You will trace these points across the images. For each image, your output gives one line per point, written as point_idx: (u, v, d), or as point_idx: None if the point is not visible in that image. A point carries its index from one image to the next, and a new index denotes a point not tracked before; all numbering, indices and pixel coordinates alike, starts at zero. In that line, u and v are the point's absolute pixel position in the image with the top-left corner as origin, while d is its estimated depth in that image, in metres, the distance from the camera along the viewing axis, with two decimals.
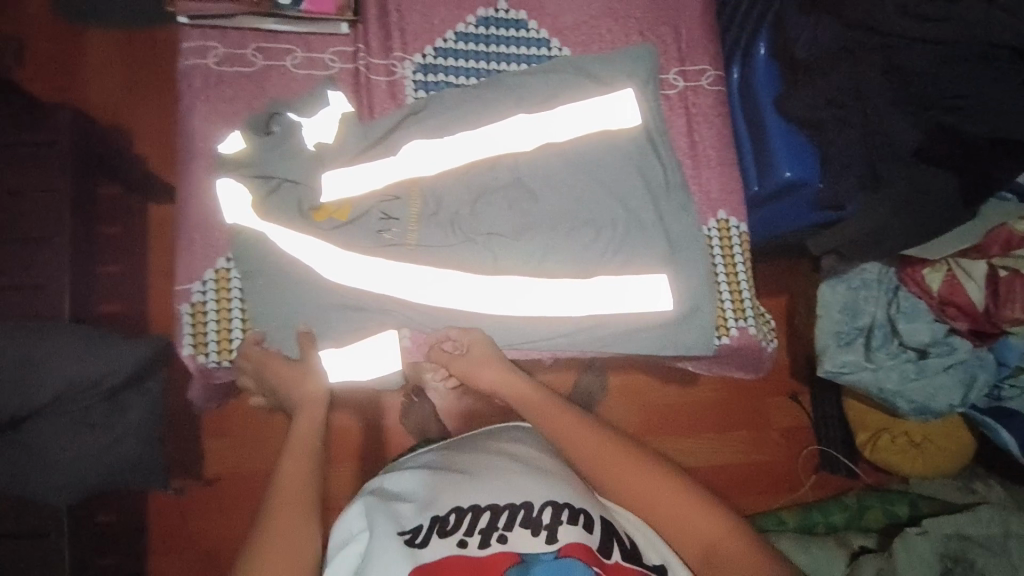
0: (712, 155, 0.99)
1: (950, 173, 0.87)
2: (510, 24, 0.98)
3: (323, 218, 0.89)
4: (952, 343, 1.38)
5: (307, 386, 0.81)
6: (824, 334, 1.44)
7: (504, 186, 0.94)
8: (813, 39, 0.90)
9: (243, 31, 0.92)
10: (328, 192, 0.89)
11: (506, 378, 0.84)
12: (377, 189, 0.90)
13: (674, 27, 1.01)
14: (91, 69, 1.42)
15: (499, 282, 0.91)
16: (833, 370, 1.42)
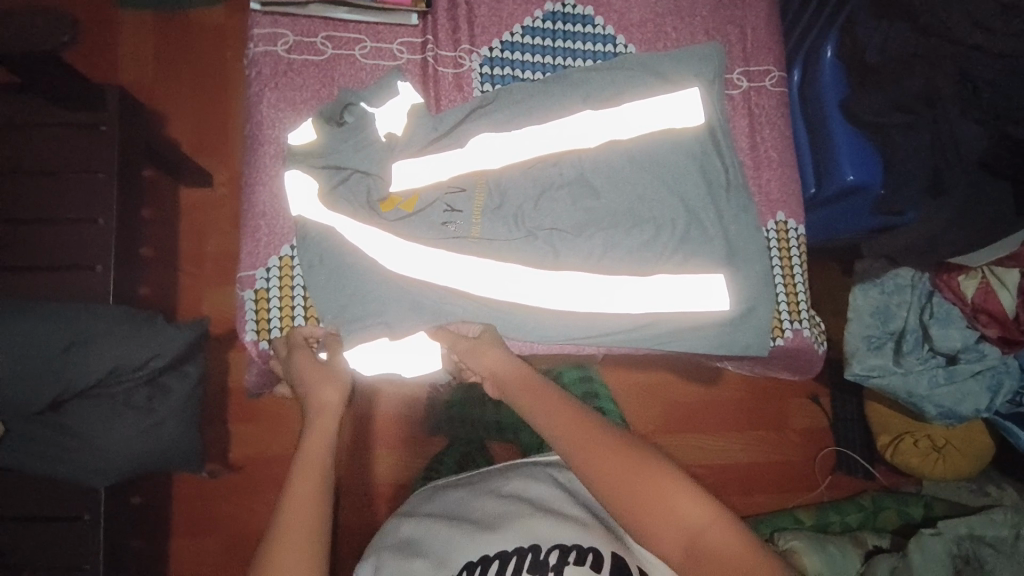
0: (773, 157, 0.99)
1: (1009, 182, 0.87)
2: (577, 19, 0.98)
3: (389, 208, 0.89)
4: (982, 350, 1.39)
5: (325, 396, 0.74)
6: (854, 337, 1.46)
7: (567, 182, 0.93)
8: (882, 43, 0.89)
9: (313, 19, 0.92)
10: (395, 182, 0.89)
11: (499, 362, 0.79)
12: (445, 179, 0.89)
13: (739, 28, 1.01)
14: (134, 47, 1.40)
15: (560, 278, 0.89)
16: (860, 373, 1.44)
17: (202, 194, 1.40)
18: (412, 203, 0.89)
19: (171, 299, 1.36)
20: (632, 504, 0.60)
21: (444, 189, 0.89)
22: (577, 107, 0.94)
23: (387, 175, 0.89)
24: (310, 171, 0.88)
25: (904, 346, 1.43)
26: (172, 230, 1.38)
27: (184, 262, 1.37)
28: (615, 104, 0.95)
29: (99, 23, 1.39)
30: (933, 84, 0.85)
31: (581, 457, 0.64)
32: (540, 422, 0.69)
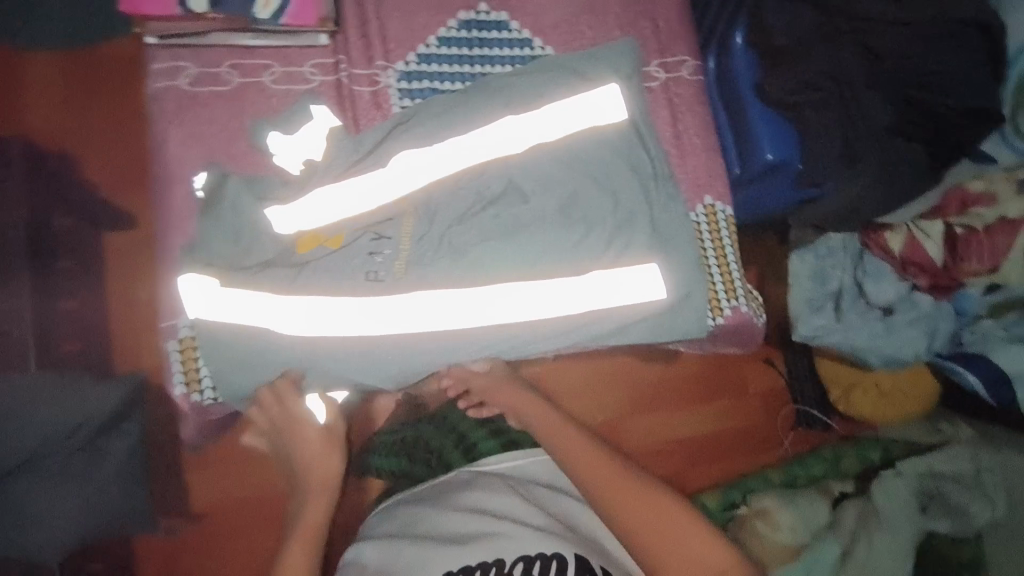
0: (697, 143, 1.02)
1: (920, 145, 0.94)
2: (492, 26, 0.98)
3: (309, 246, 0.86)
4: (915, 300, 1.46)
5: (327, 463, 0.89)
6: (799, 302, 1.49)
7: (493, 198, 0.93)
8: (789, 24, 0.93)
9: (216, 48, 0.87)
10: (312, 220, 0.86)
11: (523, 403, 0.92)
12: (370, 208, 0.88)
13: (652, 21, 1.03)
14: (32, 89, 1.30)
15: (497, 290, 0.89)
16: (807, 334, 1.47)
17: (123, 237, 1.30)
18: (332, 239, 0.87)
19: None
20: (664, 552, 0.75)
21: (365, 217, 0.88)
22: (502, 112, 0.95)
23: (294, 215, 0.86)
24: (223, 208, 0.85)
25: (846, 306, 1.47)
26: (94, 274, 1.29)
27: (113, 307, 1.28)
28: (539, 108, 0.95)
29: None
30: (839, 59, 0.91)
31: (614, 507, 0.78)
32: (575, 470, 0.82)
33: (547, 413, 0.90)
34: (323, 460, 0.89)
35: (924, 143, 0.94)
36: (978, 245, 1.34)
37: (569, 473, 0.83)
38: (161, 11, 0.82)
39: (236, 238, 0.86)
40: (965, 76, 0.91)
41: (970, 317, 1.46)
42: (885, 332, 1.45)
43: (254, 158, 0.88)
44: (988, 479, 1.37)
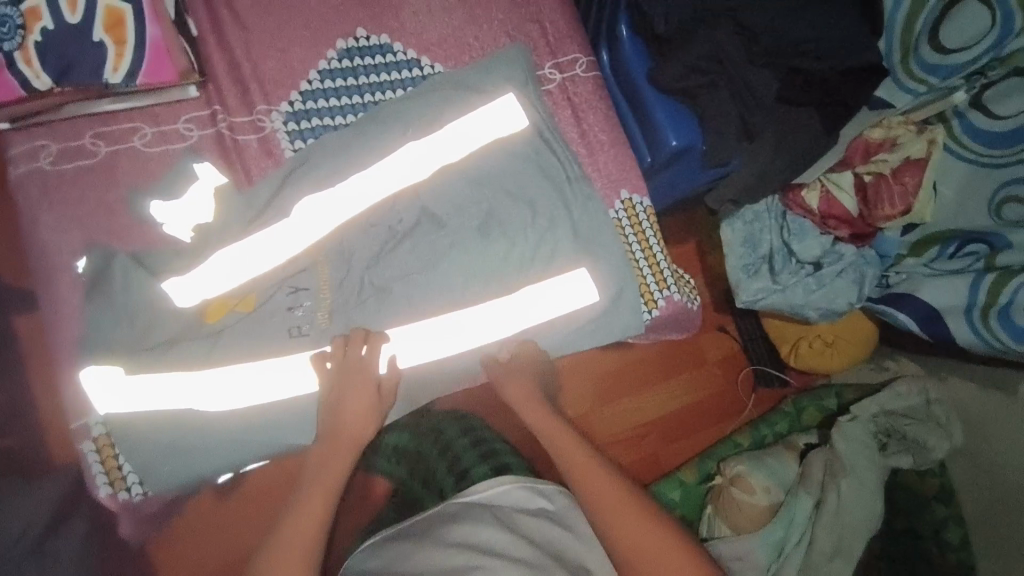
0: (603, 139, 1.01)
1: (811, 108, 0.97)
2: (375, 51, 0.94)
3: (220, 314, 0.81)
4: (839, 251, 1.45)
5: (355, 426, 0.80)
6: (735, 269, 1.47)
7: (409, 229, 0.89)
8: (666, 14, 0.94)
9: (74, 119, 0.80)
10: (218, 286, 0.81)
11: (527, 400, 0.90)
12: (278, 264, 0.83)
13: (539, 24, 1.02)
14: None
15: (434, 326, 0.87)
16: (749, 299, 1.44)
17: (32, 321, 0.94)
18: (241, 303, 0.82)
19: None
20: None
21: (278, 272, 0.83)
22: (401, 138, 0.91)
23: (193, 287, 0.80)
24: (110, 289, 0.79)
25: (777, 267, 1.46)
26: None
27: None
28: (438, 128, 0.92)
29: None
30: (718, 43, 0.92)
31: (626, 532, 0.75)
32: (588, 491, 0.80)
33: (556, 425, 0.89)
34: (355, 420, 0.79)
35: (815, 106, 0.97)
36: (891, 190, 1.33)
37: (582, 495, 0.80)
38: (7, 95, 0.72)
39: (135, 322, 0.79)
40: (842, 39, 0.93)
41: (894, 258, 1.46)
42: (817, 286, 1.45)
43: (138, 232, 0.82)
44: (940, 409, 1.40)
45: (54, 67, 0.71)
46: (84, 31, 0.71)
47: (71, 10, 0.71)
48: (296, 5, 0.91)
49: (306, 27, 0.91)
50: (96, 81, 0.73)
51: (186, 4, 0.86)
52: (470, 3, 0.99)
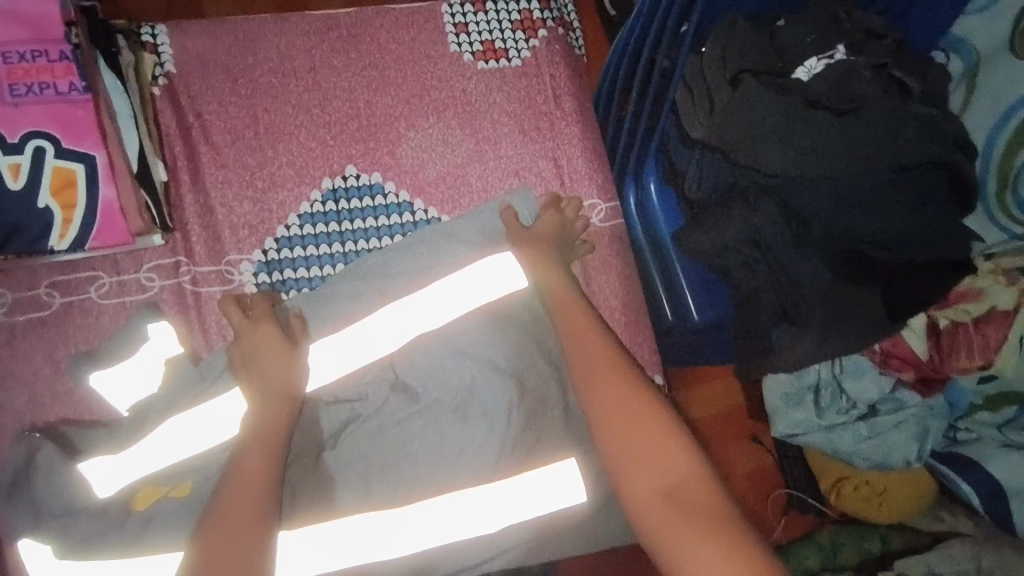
0: (616, 305, 0.87)
1: (877, 288, 0.77)
2: (363, 191, 0.84)
3: (148, 503, 0.68)
4: (901, 397, 1.03)
5: (275, 410, 0.68)
6: (773, 395, 1.07)
7: (380, 404, 0.79)
8: (700, 176, 0.80)
9: (31, 268, 0.74)
10: (157, 466, 0.70)
11: (546, 276, 0.78)
12: (221, 439, 0.71)
13: (555, 160, 0.89)
14: None
15: (426, 510, 0.74)
16: (787, 434, 1.06)
17: None
18: (175, 489, 0.68)
19: None
20: (627, 445, 0.63)
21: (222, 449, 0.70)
22: (383, 299, 0.82)
23: (119, 471, 0.69)
24: (32, 483, 0.68)
25: (823, 402, 1.04)
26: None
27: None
28: (432, 284, 0.82)
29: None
30: (756, 227, 0.77)
31: (592, 370, 0.69)
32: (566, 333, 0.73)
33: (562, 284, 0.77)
34: (275, 405, 0.69)
35: (882, 286, 0.77)
36: (967, 344, 0.93)
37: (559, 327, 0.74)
38: None
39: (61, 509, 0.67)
40: (918, 225, 0.75)
41: (966, 410, 1.06)
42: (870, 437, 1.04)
43: (80, 395, 0.74)
44: None
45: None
46: (27, 197, 0.65)
47: (13, 176, 0.64)
48: (282, 139, 0.82)
49: (290, 165, 0.82)
50: (41, 248, 0.67)
51: (161, 140, 0.79)
52: (478, 136, 0.88)
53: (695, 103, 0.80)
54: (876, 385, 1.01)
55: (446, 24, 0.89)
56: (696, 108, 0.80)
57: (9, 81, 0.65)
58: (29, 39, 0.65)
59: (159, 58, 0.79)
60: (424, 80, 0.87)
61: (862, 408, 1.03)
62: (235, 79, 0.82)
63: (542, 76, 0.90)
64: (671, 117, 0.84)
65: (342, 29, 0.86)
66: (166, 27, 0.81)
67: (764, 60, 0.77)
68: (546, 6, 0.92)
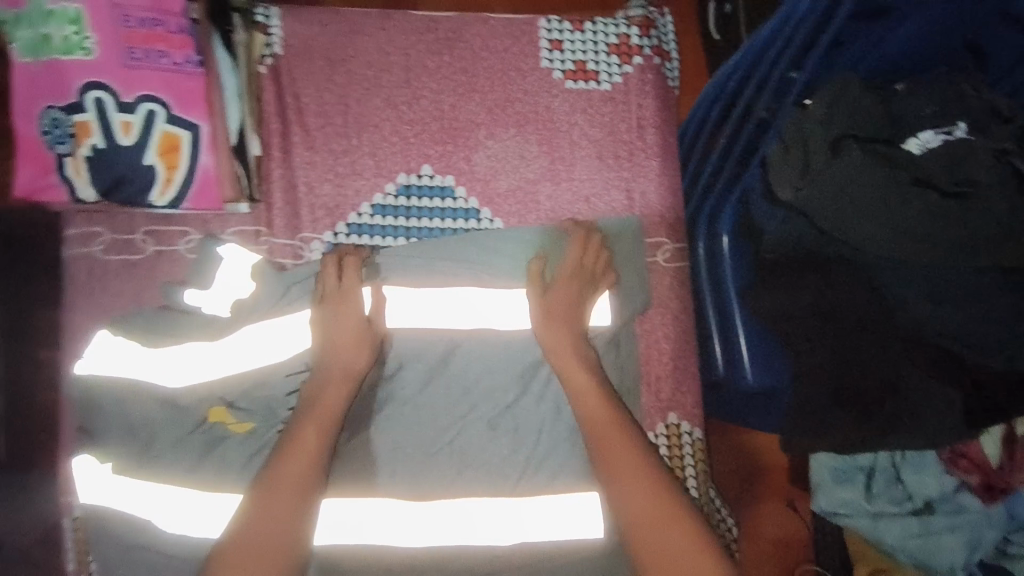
0: (664, 349, 0.86)
1: (953, 389, 0.71)
2: (436, 192, 0.86)
3: (217, 421, 0.78)
4: (963, 503, 0.94)
5: (332, 398, 0.73)
6: (821, 467, 1.01)
7: (415, 396, 0.80)
8: (781, 235, 0.75)
9: (131, 214, 0.82)
10: (222, 386, 0.78)
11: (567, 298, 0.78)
12: (282, 361, 0.78)
13: (628, 191, 0.88)
14: None
15: (443, 515, 0.76)
16: (826, 510, 1.00)
17: None
18: (244, 413, 0.78)
19: None
20: (650, 533, 0.68)
21: (281, 377, 0.78)
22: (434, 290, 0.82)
23: (182, 366, 0.78)
24: (107, 403, 0.77)
25: (875, 486, 0.97)
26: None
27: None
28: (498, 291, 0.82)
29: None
30: (829, 299, 0.73)
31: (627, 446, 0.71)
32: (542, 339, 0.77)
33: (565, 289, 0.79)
34: (337, 391, 0.73)
35: (959, 387, 0.71)
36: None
37: (586, 407, 0.74)
38: (56, 198, 0.72)
39: (131, 429, 0.77)
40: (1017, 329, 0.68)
41: None
42: (917, 536, 0.95)
43: None
44: None
45: (104, 182, 0.71)
46: (136, 154, 0.70)
47: (125, 132, 0.69)
48: (366, 130, 0.86)
49: (371, 156, 0.86)
50: (140, 200, 0.73)
51: (260, 114, 0.83)
52: (554, 155, 0.87)
53: (790, 157, 0.73)
54: (939, 484, 0.94)
55: (542, 39, 0.88)
56: (790, 164, 0.73)
57: (128, 45, 0.68)
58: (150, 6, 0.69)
59: (269, 38, 0.83)
60: (511, 92, 0.87)
61: (916, 502, 0.95)
62: (333, 67, 0.85)
63: (629, 105, 0.87)
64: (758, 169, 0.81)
65: (440, 31, 0.87)
66: (280, 9, 0.84)
67: (871, 128, 0.72)
68: (646, 32, 0.88)
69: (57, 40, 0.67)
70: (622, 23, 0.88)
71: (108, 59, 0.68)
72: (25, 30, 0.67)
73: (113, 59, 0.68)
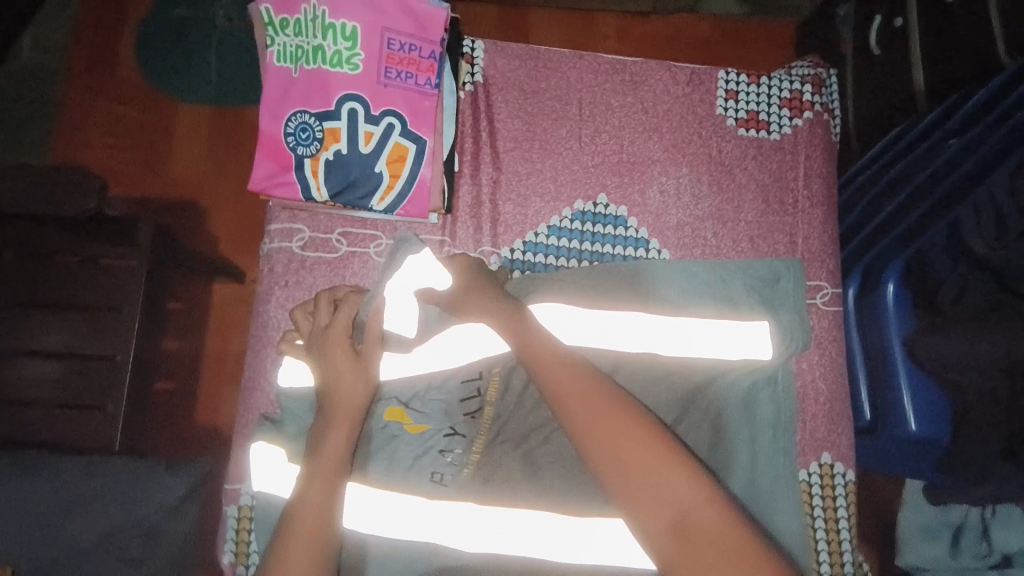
0: (821, 389, 0.88)
1: None
2: (609, 219, 0.91)
3: (392, 421, 0.84)
4: None
5: (348, 398, 0.74)
6: (908, 521, 1.09)
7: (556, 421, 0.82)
8: (959, 293, 0.81)
9: (331, 215, 0.87)
10: (399, 389, 0.85)
11: (481, 293, 0.77)
12: (458, 368, 0.86)
13: (791, 235, 0.93)
14: (179, 145, 1.49)
15: (591, 539, 0.76)
16: (913, 567, 1.06)
17: (228, 289, 1.39)
18: (417, 413, 0.85)
19: (187, 399, 1.34)
20: (627, 475, 0.61)
21: (456, 382, 0.86)
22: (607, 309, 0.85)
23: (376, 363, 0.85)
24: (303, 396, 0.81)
25: (961, 543, 1.02)
26: (195, 367, 1.36)
27: (94, 360, 1.01)
28: (661, 316, 0.85)
29: (90, 120, 1.49)
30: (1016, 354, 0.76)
31: (567, 411, 0.65)
32: (464, 305, 0.77)
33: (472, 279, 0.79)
34: (348, 393, 0.74)
35: None
36: None
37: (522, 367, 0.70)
38: (289, 194, 0.77)
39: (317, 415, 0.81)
40: None
41: None
42: None
43: None
44: None
45: (335, 185, 0.76)
46: (369, 161, 0.76)
47: (365, 141, 0.76)
48: (551, 156, 0.92)
49: (552, 180, 0.91)
50: (361, 204, 0.78)
51: (458, 134, 0.90)
52: (723, 196, 0.93)
53: (983, 219, 0.78)
54: None
55: (718, 88, 0.95)
56: (983, 225, 0.78)
57: (386, 64, 0.75)
58: (413, 32, 0.75)
59: (473, 67, 0.92)
60: (687, 133, 0.94)
61: (998, 557, 0.99)
62: (528, 97, 0.93)
63: (797, 156, 0.94)
64: (946, 229, 0.83)
65: (627, 73, 0.95)
66: (485, 42, 0.93)
67: None
68: (817, 90, 0.95)
69: (327, 53, 0.73)
70: (795, 79, 0.95)
71: (367, 75, 0.74)
72: (292, 39, 0.74)
73: (372, 76, 0.74)
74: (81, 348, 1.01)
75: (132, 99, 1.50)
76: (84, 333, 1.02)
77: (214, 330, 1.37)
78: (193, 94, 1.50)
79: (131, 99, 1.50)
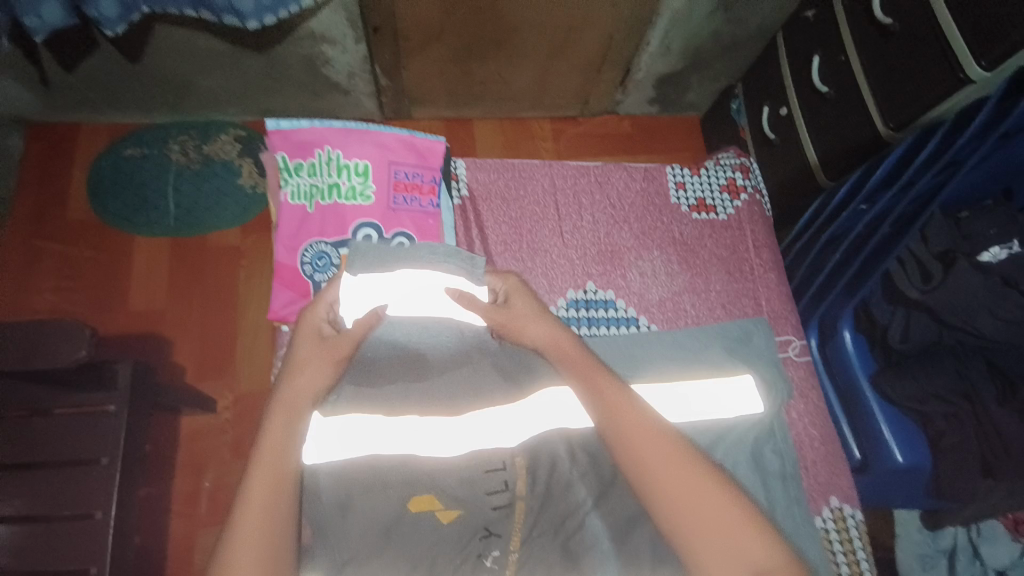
0: (814, 434, 0.97)
1: None
2: (601, 304, 1.00)
3: (421, 512, 0.77)
4: None
5: (307, 384, 0.73)
6: (908, 554, 1.16)
7: (596, 502, 0.79)
8: (905, 333, 0.97)
9: None
10: (422, 475, 0.78)
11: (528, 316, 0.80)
12: (483, 456, 0.80)
13: (755, 299, 1.05)
14: (138, 279, 1.44)
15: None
16: None
17: (202, 421, 1.32)
18: (448, 504, 0.78)
19: (159, 554, 1.21)
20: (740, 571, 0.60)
21: (479, 472, 0.79)
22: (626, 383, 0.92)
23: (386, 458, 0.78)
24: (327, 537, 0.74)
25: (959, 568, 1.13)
26: (167, 515, 1.24)
27: (67, 524, 0.87)
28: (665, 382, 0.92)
29: (37, 264, 1.43)
30: (968, 383, 0.93)
31: (672, 508, 0.64)
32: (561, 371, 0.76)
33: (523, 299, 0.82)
34: (277, 429, 0.69)
35: None
36: None
37: (628, 455, 0.68)
38: None
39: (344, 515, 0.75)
40: None
41: None
42: None
43: None
44: None
45: None
46: None
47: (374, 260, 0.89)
48: (539, 254, 1.01)
49: (544, 276, 1.00)
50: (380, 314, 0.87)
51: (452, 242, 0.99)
52: (693, 271, 1.05)
53: (907, 270, 0.97)
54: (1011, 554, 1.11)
55: (668, 181, 1.11)
56: (910, 273, 0.96)
57: (395, 191, 0.90)
58: (415, 162, 0.92)
59: (457, 184, 1.02)
60: (651, 222, 1.07)
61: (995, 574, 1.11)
62: (510, 204, 1.03)
63: (744, 231, 1.09)
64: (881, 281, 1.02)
65: (591, 175, 1.09)
66: (464, 161, 1.05)
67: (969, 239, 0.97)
68: (747, 175, 1.13)
69: (343, 188, 0.88)
70: (728, 169, 1.13)
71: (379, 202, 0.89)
72: (306, 180, 0.88)
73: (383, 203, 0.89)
74: (46, 510, 0.88)
75: (85, 240, 1.46)
76: (48, 492, 0.89)
77: (190, 470, 1.28)
78: (151, 227, 1.48)
79: (83, 240, 1.46)
